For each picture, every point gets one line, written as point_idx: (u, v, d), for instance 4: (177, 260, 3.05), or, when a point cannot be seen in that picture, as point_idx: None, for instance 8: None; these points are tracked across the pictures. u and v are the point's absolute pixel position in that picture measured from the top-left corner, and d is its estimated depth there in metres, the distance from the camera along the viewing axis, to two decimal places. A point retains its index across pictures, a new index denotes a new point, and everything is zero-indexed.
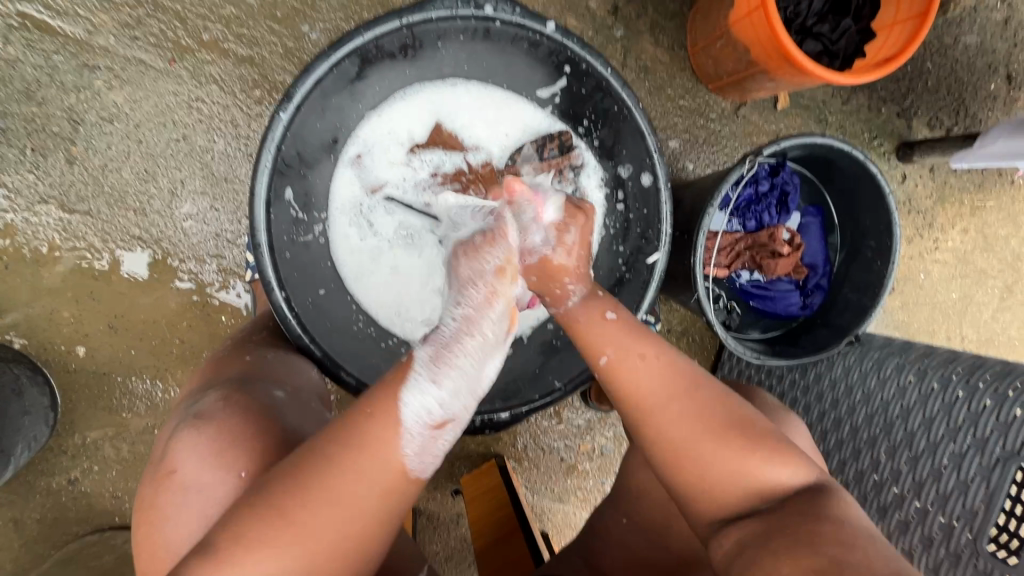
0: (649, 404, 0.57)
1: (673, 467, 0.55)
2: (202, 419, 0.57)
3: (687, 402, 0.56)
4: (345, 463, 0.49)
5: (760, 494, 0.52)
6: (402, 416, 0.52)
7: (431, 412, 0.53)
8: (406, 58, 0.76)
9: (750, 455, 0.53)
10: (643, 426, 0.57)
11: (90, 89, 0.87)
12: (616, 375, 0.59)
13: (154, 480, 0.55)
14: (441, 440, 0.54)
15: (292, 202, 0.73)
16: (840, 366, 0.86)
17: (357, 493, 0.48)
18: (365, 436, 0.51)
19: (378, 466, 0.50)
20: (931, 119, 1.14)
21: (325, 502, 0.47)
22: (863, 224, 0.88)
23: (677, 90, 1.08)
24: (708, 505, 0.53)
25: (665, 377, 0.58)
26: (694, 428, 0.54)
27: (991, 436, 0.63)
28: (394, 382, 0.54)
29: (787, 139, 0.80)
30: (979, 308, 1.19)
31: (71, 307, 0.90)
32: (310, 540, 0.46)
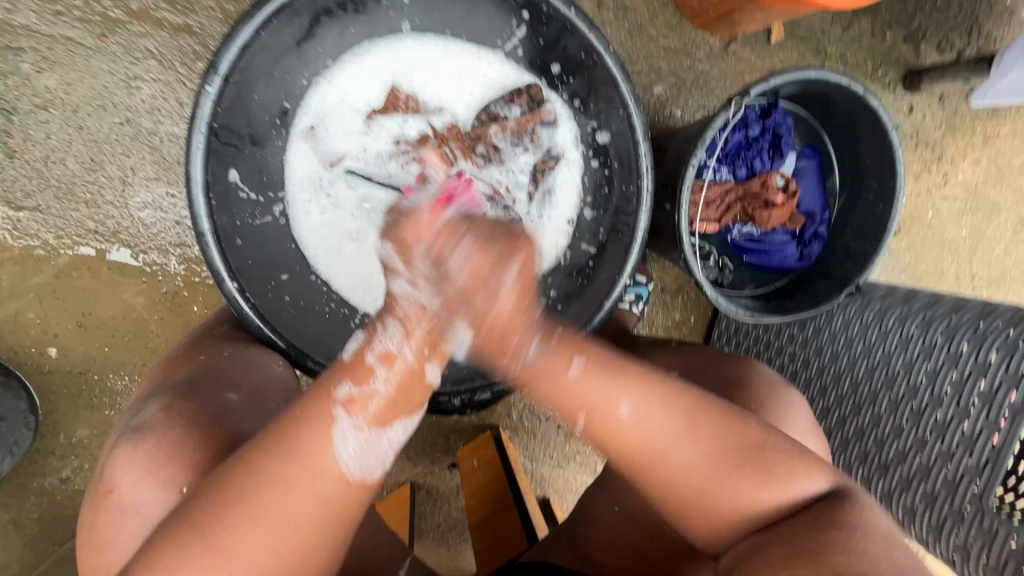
0: (644, 460, 0.52)
1: (679, 514, 0.52)
2: (140, 433, 0.54)
3: (684, 449, 0.51)
4: (272, 476, 0.45)
5: (760, 515, 0.50)
6: (336, 417, 0.47)
7: (366, 401, 0.49)
8: (351, 12, 0.70)
9: (749, 488, 0.50)
10: (642, 481, 0.53)
11: (18, 75, 0.81)
12: (600, 437, 0.54)
13: (96, 499, 0.53)
14: (388, 436, 0.50)
15: (240, 183, 0.67)
16: (840, 319, 0.81)
17: (280, 509, 0.45)
18: (290, 444, 0.46)
19: (311, 477, 0.46)
20: (941, 42, 1.04)
21: (246, 521, 0.44)
22: (863, 164, 0.81)
23: (661, 29, 0.99)
24: (709, 533, 0.52)
25: (661, 422, 0.52)
26: (694, 477, 0.51)
27: (999, 388, 0.59)
28: (323, 383, 0.49)
29: (776, 76, 0.73)
30: (991, 244, 1.12)
31: (36, 308, 0.87)
32: (236, 562, 0.43)
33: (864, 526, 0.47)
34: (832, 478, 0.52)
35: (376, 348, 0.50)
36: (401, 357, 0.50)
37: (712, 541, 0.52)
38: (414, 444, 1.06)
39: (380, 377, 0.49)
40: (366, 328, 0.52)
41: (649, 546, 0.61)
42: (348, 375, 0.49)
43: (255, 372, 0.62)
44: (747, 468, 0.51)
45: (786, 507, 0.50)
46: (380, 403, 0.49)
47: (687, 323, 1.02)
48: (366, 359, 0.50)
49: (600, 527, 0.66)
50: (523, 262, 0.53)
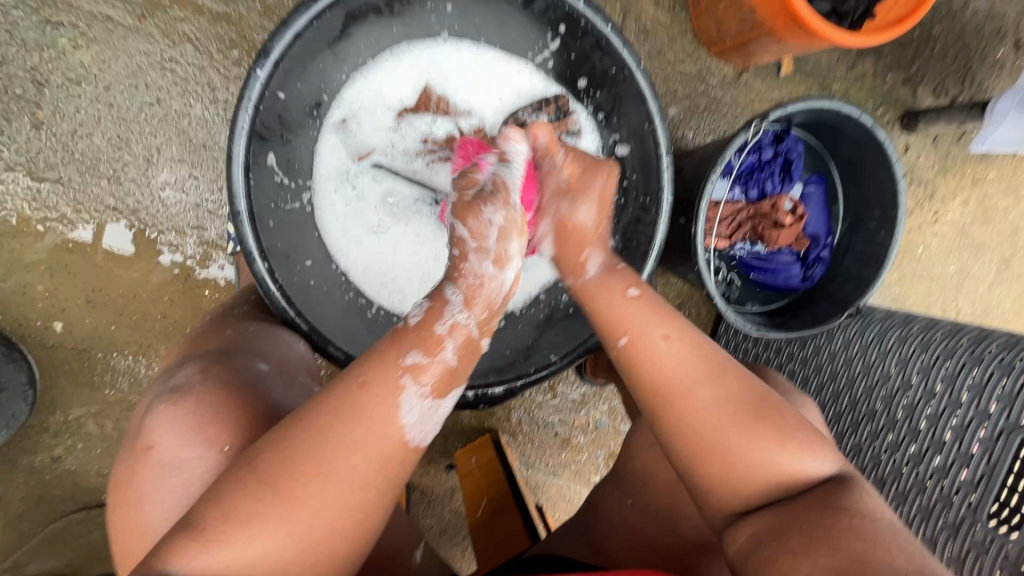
0: (675, 387, 0.55)
1: (690, 466, 0.54)
2: (179, 393, 0.55)
3: (708, 392, 0.54)
4: (341, 435, 0.46)
5: (774, 480, 0.52)
6: (403, 384, 0.49)
7: (428, 371, 0.51)
8: (392, 13, 0.72)
9: (764, 446, 0.52)
10: (661, 413, 0.55)
11: (54, 48, 0.82)
12: (634, 360, 0.57)
13: (132, 456, 0.54)
14: (440, 408, 0.53)
15: (275, 167, 0.68)
16: (840, 339, 0.85)
17: (352, 466, 0.46)
18: (356, 406, 0.47)
19: (376, 439, 0.47)
20: (936, 87, 1.10)
21: (317, 478, 0.45)
22: (866, 193, 0.86)
23: (678, 54, 1.03)
24: (723, 496, 0.53)
25: (691, 361, 0.55)
26: (718, 417, 0.53)
27: (994, 408, 0.62)
28: (391, 351, 0.50)
29: (793, 103, 0.77)
30: (976, 281, 1.18)
31: (46, 281, 0.86)
32: (308, 516, 0.44)
33: (877, 514, 0.47)
34: (842, 465, 0.53)
35: (448, 319, 0.53)
36: (466, 328, 0.54)
37: (720, 511, 0.53)
38: None
39: (447, 348, 0.52)
40: (432, 296, 0.55)
41: (662, 538, 0.63)
42: (421, 345, 0.51)
43: (282, 349, 0.64)
44: (767, 427, 0.53)
45: (800, 480, 0.51)
46: (438, 373, 0.51)
47: None
48: (434, 329, 0.52)
49: (611, 524, 0.67)
50: (603, 182, 0.64)
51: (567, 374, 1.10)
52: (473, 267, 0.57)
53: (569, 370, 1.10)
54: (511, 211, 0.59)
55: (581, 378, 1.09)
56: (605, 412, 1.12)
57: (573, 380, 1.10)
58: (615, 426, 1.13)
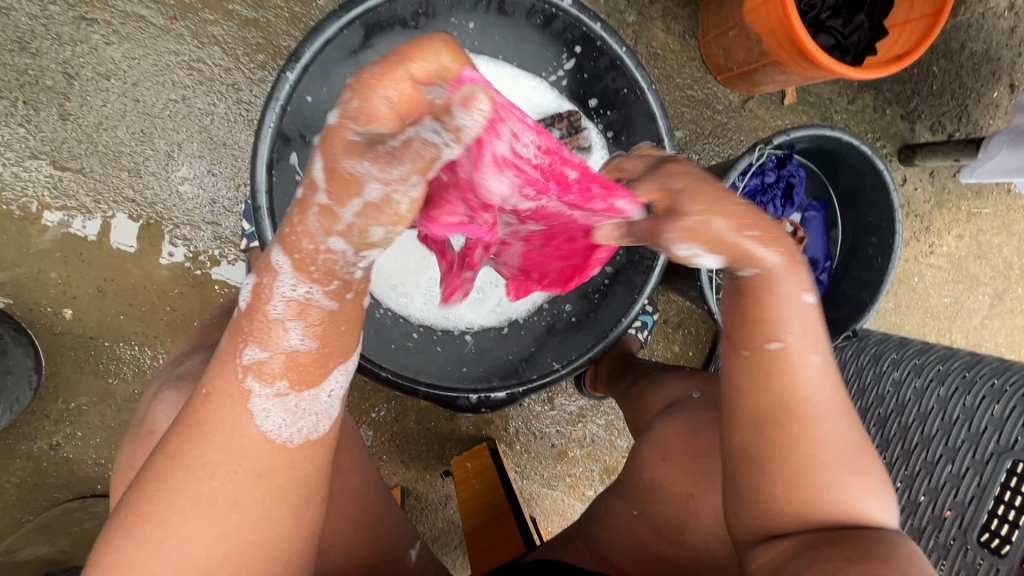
0: (798, 400, 0.47)
1: (776, 479, 0.47)
2: (184, 380, 0.56)
3: (839, 422, 0.47)
4: (188, 461, 0.39)
5: (848, 516, 0.47)
6: (246, 388, 0.40)
7: (273, 367, 0.40)
8: (417, 27, 0.74)
9: (863, 486, 0.47)
10: (770, 419, 0.47)
11: (87, 44, 0.85)
12: (773, 366, 0.46)
13: (135, 441, 0.55)
14: (328, 385, 0.42)
15: (297, 166, 0.71)
16: (837, 361, 0.88)
17: (214, 494, 0.39)
18: (196, 430, 0.40)
19: (234, 455, 0.40)
20: (934, 124, 1.14)
21: (176, 512, 0.39)
22: (864, 221, 0.88)
23: (686, 80, 1.07)
24: (784, 516, 0.47)
25: (831, 383, 0.47)
26: (827, 447, 0.47)
27: (985, 431, 0.63)
28: (229, 353, 0.41)
29: (796, 129, 0.80)
30: (969, 314, 1.20)
31: (59, 268, 0.87)
32: (172, 553, 0.39)
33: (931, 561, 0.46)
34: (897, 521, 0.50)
35: (276, 304, 0.39)
36: (315, 304, 0.39)
37: (764, 523, 0.48)
38: (409, 447, 1.06)
39: (291, 332, 0.39)
40: (261, 267, 0.40)
41: (664, 548, 0.64)
42: (252, 339, 0.40)
43: None
44: (864, 470, 0.48)
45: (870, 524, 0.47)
46: (286, 362, 0.40)
47: (686, 356, 1.06)
48: (260, 321, 0.40)
49: (612, 533, 0.68)
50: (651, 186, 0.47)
51: (566, 386, 1.11)
52: (315, 238, 0.38)
53: (568, 383, 1.11)
54: (396, 191, 0.34)
55: (580, 390, 1.10)
56: (602, 426, 1.13)
57: (572, 392, 1.11)
58: (611, 440, 1.14)
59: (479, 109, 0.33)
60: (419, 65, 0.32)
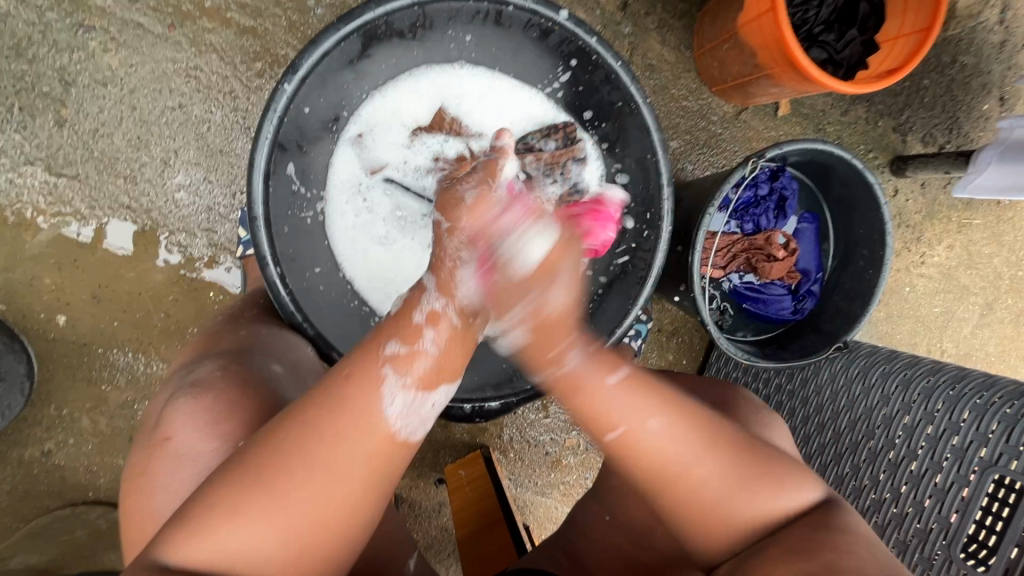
0: (663, 464, 0.54)
1: (690, 520, 0.54)
2: (199, 388, 0.58)
3: (704, 454, 0.54)
4: (324, 429, 0.47)
5: (764, 523, 0.53)
6: (383, 376, 0.50)
7: (413, 362, 0.52)
8: (415, 38, 0.76)
9: (762, 488, 0.54)
10: (660, 486, 0.55)
11: (84, 51, 0.85)
12: (626, 450, 0.54)
13: (150, 447, 0.57)
14: (429, 402, 0.53)
15: (292, 176, 0.71)
16: (826, 372, 0.87)
17: (336, 463, 0.47)
18: (342, 402, 0.49)
19: (363, 432, 0.48)
20: (925, 135, 1.16)
21: (301, 471, 0.46)
22: (856, 233, 0.89)
23: (681, 91, 1.08)
24: (718, 542, 0.54)
25: (678, 430, 0.54)
26: (712, 474, 0.54)
27: (970, 445, 0.64)
28: (371, 345, 0.52)
29: (789, 143, 0.81)
30: (960, 323, 1.21)
31: (53, 274, 0.87)
32: (288, 510, 0.45)
33: (854, 527, 0.52)
34: (822, 488, 0.57)
35: (419, 312, 0.53)
36: (449, 318, 0.54)
37: (713, 548, 0.54)
38: None
39: (427, 339, 0.53)
40: (404, 297, 0.56)
41: (638, 554, 0.66)
42: (394, 335, 0.52)
43: (295, 352, 0.66)
44: (756, 474, 0.54)
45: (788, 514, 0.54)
46: (424, 366, 0.52)
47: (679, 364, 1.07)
48: (408, 321, 0.53)
49: (590, 540, 0.69)
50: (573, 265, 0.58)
51: None
52: (452, 255, 0.56)
53: None
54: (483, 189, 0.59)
55: None
56: None
57: None
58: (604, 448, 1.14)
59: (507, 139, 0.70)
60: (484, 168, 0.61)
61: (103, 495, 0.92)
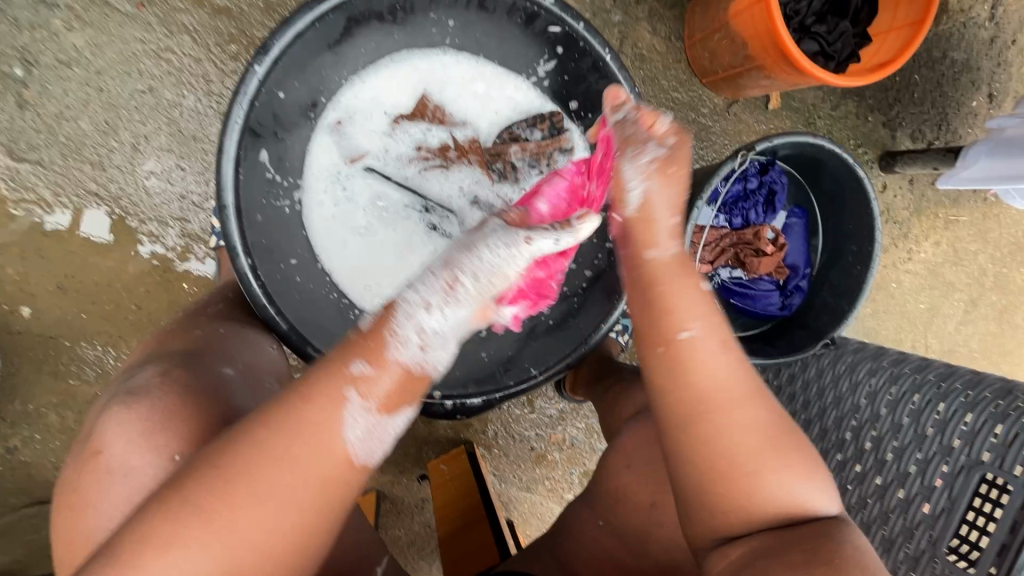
0: (705, 400, 0.50)
1: (706, 475, 0.50)
2: (135, 396, 0.54)
3: (748, 412, 0.50)
4: (273, 453, 0.45)
5: (781, 510, 0.50)
6: (347, 397, 0.47)
7: (379, 383, 0.48)
8: (395, 20, 0.73)
9: (789, 470, 0.50)
10: (692, 426, 0.50)
11: (47, 29, 0.81)
12: (679, 362, 0.51)
13: (83, 459, 0.53)
14: (393, 423, 0.50)
15: (266, 164, 0.68)
16: (814, 368, 0.87)
17: (292, 493, 0.45)
18: (296, 421, 0.46)
19: (317, 456, 0.46)
20: (914, 132, 1.15)
21: (249, 498, 0.44)
22: (845, 228, 0.88)
23: (671, 82, 1.06)
24: (725, 515, 0.50)
25: (732, 375, 0.51)
26: (748, 439, 0.50)
27: (958, 444, 0.63)
28: (337, 360, 0.49)
29: (781, 136, 0.79)
30: (944, 320, 1.21)
31: (17, 264, 0.83)
32: (230, 540, 0.43)
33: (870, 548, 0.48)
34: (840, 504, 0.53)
35: (410, 322, 0.49)
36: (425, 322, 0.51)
37: (715, 525, 0.50)
38: None
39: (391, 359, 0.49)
40: (384, 306, 0.51)
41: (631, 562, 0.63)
42: (366, 355, 0.48)
43: (250, 353, 0.64)
44: (789, 456, 0.50)
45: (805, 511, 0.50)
46: (390, 384, 0.49)
47: None
48: (385, 337, 0.49)
49: (581, 541, 0.68)
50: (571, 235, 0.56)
51: (546, 389, 1.10)
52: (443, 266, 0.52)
53: (548, 386, 1.10)
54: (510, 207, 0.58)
55: (560, 393, 1.09)
56: (582, 429, 1.12)
57: (552, 395, 1.10)
58: (590, 444, 1.13)
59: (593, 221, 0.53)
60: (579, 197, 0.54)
61: None
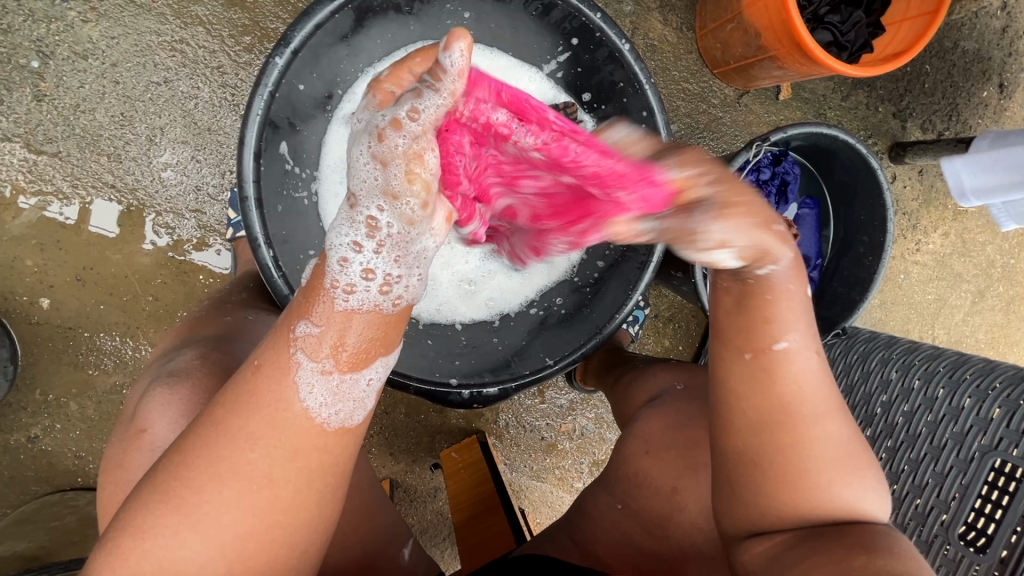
0: (789, 407, 0.47)
1: (770, 478, 0.48)
2: (176, 378, 0.56)
3: (831, 424, 0.48)
4: (232, 430, 0.42)
5: (839, 514, 0.48)
6: (297, 360, 0.42)
7: (327, 335, 0.42)
8: (411, 11, 0.73)
9: (858, 482, 0.48)
10: (766, 428, 0.48)
11: (62, 21, 0.81)
12: (775, 369, 0.47)
13: (128, 438, 0.54)
14: (364, 379, 0.45)
15: (285, 155, 0.69)
16: (825, 358, 0.89)
17: (250, 468, 0.41)
18: (251, 396, 0.43)
19: (276, 431, 0.42)
20: (924, 122, 1.14)
21: (215, 481, 0.41)
22: (857, 219, 0.89)
23: (683, 73, 1.06)
24: (777, 513, 0.48)
25: (821, 386, 0.48)
26: (821, 449, 0.48)
27: (970, 430, 0.64)
28: (283, 325, 0.44)
29: (793, 127, 0.80)
30: (952, 311, 1.22)
31: (35, 256, 0.84)
32: (205, 524, 0.41)
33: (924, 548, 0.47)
34: None
35: (342, 269, 0.43)
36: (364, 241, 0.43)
37: (757, 521, 0.49)
38: (398, 440, 1.05)
39: (349, 304, 0.42)
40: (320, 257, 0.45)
41: (649, 542, 0.63)
42: (308, 314, 0.43)
43: None
44: (857, 467, 0.49)
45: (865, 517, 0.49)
46: (353, 335, 0.43)
47: (676, 350, 1.07)
48: (323, 292, 0.43)
49: (596, 527, 0.69)
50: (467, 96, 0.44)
51: (557, 379, 1.11)
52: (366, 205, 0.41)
53: (559, 376, 1.11)
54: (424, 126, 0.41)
55: (570, 384, 1.10)
56: (591, 419, 1.13)
57: (562, 386, 1.11)
58: (599, 433, 1.14)
59: (461, 47, 0.41)
60: (420, 59, 0.46)
61: (92, 481, 0.90)
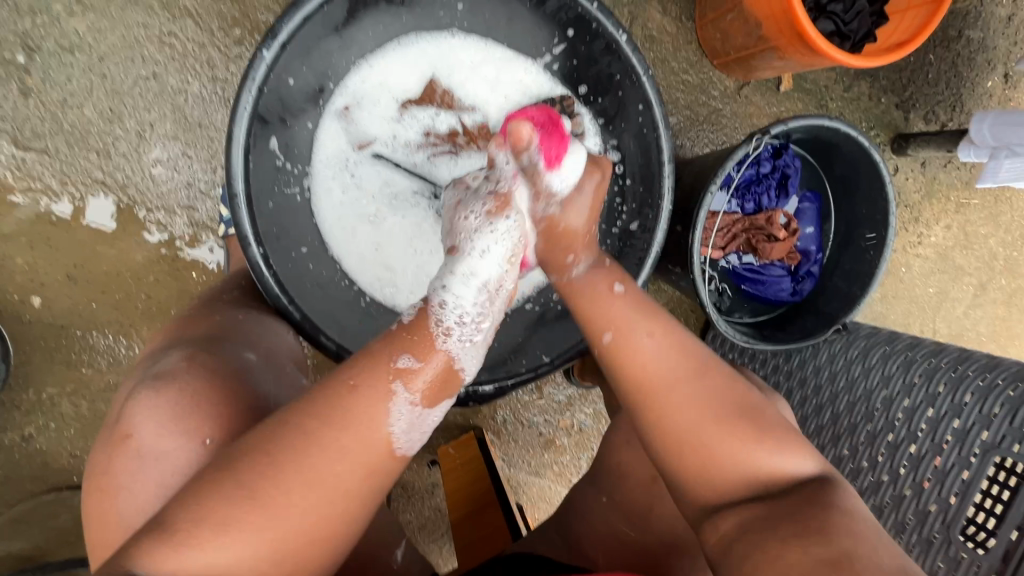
0: (655, 383, 0.53)
1: (676, 462, 0.52)
2: (163, 380, 0.55)
3: (694, 386, 0.53)
4: (329, 440, 0.44)
5: (752, 481, 0.51)
6: (394, 389, 0.47)
7: (422, 375, 0.49)
8: (402, 2, 0.72)
9: (754, 444, 0.51)
10: (650, 417, 0.54)
11: (48, 14, 0.79)
12: (618, 358, 0.55)
13: (112, 444, 0.53)
14: (432, 414, 0.51)
15: (275, 150, 0.68)
16: (825, 353, 0.86)
17: (340, 475, 0.45)
18: (347, 412, 0.46)
19: (368, 445, 0.46)
20: (928, 113, 1.13)
21: (303, 487, 0.43)
22: (858, 213, 0.88)
23: (682, 64, 1.04)
24: (703, 489, 0.52)
25: (672, 359, 0.54)
26: (702, 413, 0.52)
27: (972, 427, 0.64)
28: (381, 352, 0.49)
29: (794, 119, 0.78)
30: (953, 304, 1.21)
31: (25, 254, 0.83)
32: (281, 530, 0.43)
33: (854, 505, 0.48)
34: (820, 461, 0.53)
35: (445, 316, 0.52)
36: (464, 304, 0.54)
37: (700, 504, 0.52)
38: None
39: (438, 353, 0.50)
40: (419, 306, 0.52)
41: (632, 538, 0.64)
42: (410, 348, 0.49)
43: (270, 338, 0.64)
44: (752, 426, 0.52)
45: (792, 478, 0.51)
46: (432, 375, 0.50)
47: None
48: (430, 332, 0.50)
49: (586, 525, 0.68)
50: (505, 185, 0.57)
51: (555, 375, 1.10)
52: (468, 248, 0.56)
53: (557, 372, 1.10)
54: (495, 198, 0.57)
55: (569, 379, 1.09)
56: (590, 415, 1.12)
57: (561, 381, 1.10)
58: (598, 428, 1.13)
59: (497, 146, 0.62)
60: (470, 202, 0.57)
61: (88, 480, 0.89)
